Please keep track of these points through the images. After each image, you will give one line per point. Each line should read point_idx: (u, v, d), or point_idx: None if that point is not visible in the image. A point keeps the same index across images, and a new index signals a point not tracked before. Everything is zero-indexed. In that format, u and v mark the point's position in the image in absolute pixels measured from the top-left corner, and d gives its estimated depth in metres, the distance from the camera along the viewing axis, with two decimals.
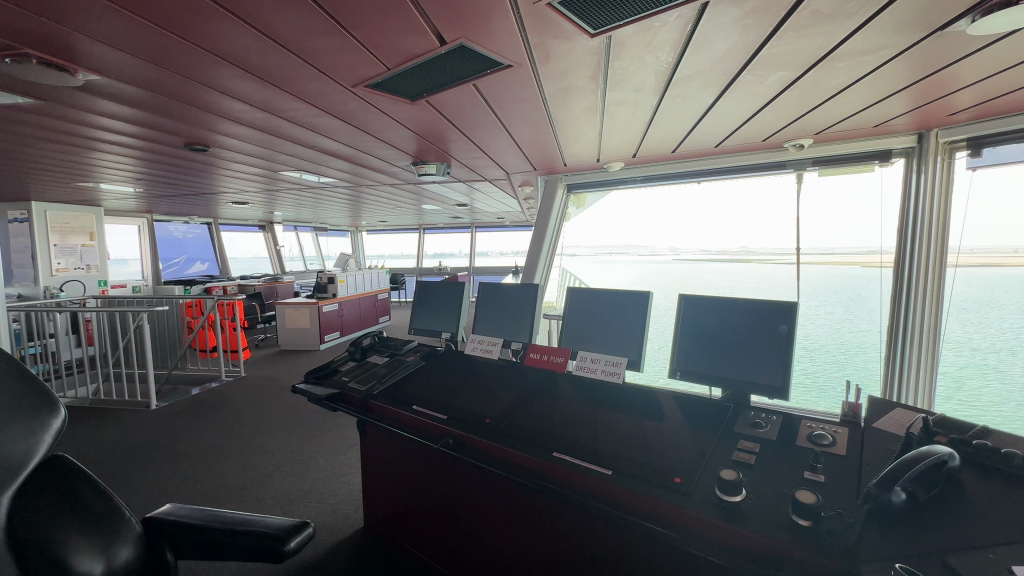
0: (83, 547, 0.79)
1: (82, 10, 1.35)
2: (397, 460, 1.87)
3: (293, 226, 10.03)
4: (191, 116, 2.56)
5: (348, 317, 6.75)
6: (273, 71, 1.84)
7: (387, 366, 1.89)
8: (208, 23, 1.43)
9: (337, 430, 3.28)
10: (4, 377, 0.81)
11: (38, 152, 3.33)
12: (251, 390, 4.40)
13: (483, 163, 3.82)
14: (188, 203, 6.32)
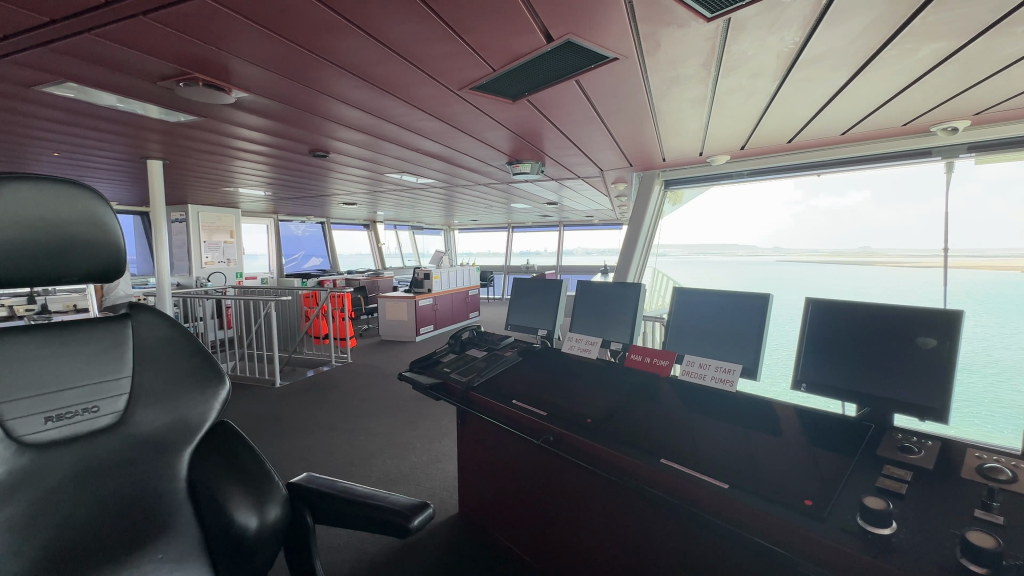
0: (242, 502, 0.85)
1: (235, 34, 1.55)
2: (495, 452, 1.93)
3: (392, 225, 10.77)
4: (317, 126, 2.85)
5: (441, 312, 7.09)
6: (388, 78, 1.97)
7: (485, 359, 1.95)
8: (337, 38, 1.57)
9: (432, 418, 3.46)
10: (183, 348, 0.95)
11: (196, 161, 3.92)
12: (356, 375, 4.80)
13: (576, 160, 3.79)
14: (306, 203, 7.04)
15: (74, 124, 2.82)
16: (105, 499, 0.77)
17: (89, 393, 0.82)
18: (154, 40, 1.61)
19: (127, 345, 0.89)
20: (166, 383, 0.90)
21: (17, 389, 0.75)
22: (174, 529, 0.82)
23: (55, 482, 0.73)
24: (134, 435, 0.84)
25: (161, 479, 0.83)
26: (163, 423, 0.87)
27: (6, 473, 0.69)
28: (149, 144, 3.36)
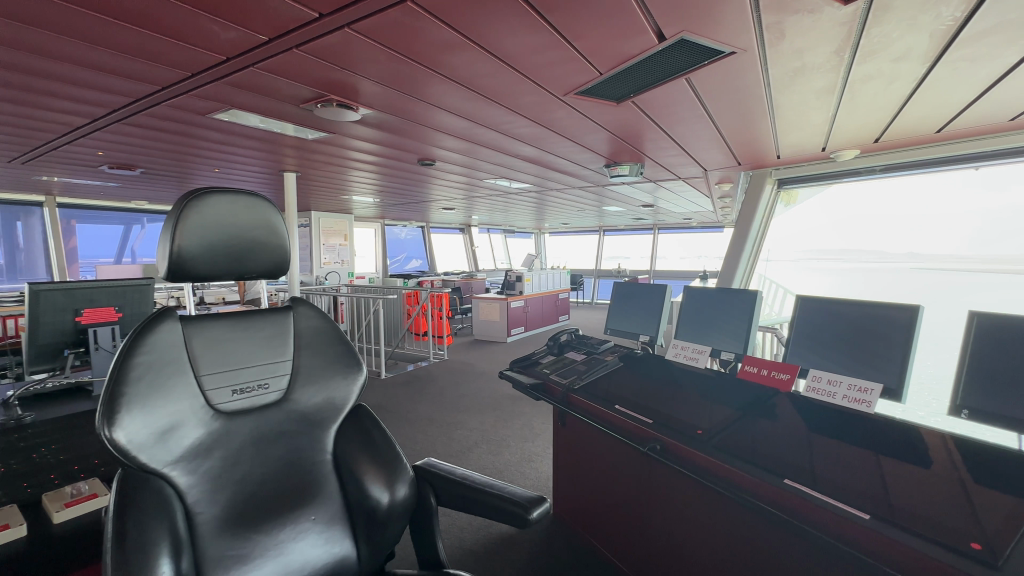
0: (377, 479, 0.93)
1: (367, 58, 1.72)
2: (594, 456, 1.92)
3: (486, 229, 11.18)
4: (426, 136, 3.06)
5: (533, 314, 7.21)
6: (496, 89, 2.05)
7: (586, 363, 1.95)
8: (454, 54, 1.68)
9: (524, 418, 3.53)
10: (330, 337, 1.06)
11: (321, 172, 4.40)
12: (452, 371, 5.04)
13: (678, 161, 3.64)
14: (409, 209, 7.57)
15: (231, 143, 3.32)
16: (272, 464, 0.90)
17: (262, 371, 0.95)
18: (301, 69, 1.85)
19: (288, 331, 1.01)
20: (317, 367, 1.02)
21: (211, 365, 0.89)
22: (323, 496, 0.93)
23: (237, 445, 0.87)
24: (293, 412, 0.96)
25: (313, 452, 0.95)
26: (315, 402, 0.99)
27: (204, 435, 0.83)
28: (285, 158, 3.84)
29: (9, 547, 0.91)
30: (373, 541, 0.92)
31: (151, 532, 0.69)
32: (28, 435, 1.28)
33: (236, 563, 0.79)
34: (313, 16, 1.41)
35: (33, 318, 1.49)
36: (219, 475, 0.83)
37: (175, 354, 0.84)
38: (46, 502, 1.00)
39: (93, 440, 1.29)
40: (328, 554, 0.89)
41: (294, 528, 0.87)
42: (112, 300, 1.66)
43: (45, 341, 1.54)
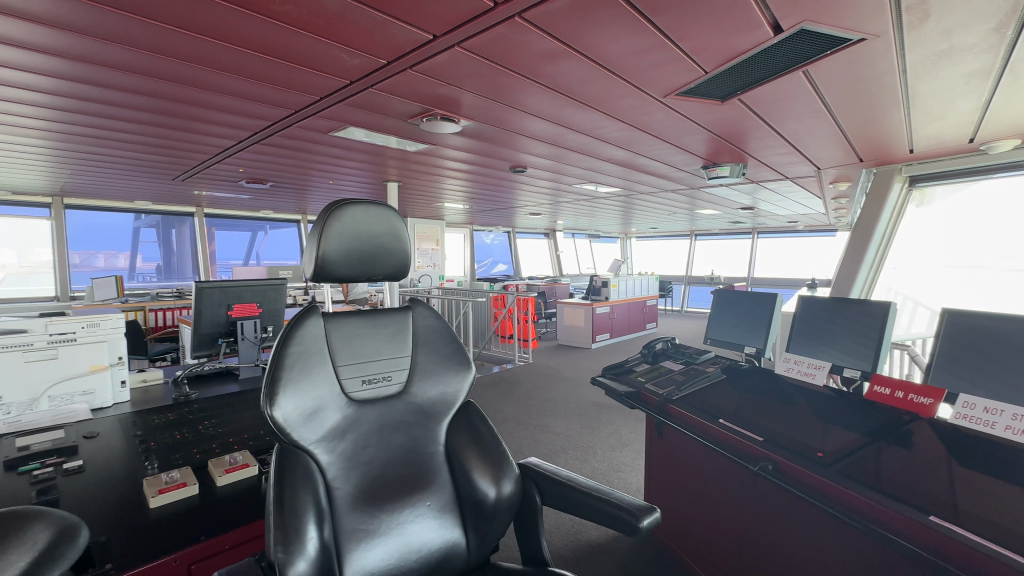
0: (486, 473, 0.98)
1: (471, 72, 1.82)
2: (694, 471, 1.84)
3: (571, 234, 11.16)
4: (519, 144, 3.14)
5: (619, 321, 7.06)
6: (594, 94, 2.06)
7: (684, 373, 1.87)
8: (555, 64, 1.72)
9: (612, 426, 3.47)
10: (444, 336, 1.13)
11: (419, 181, 4.69)
12: (537, 375, 5.09)
13: (786, 160, 3.37)
14: (497, 215, 7.79)
15: (345, 156, 3.66)
16: (394, 451, 0.98)
17: (386, 365, 1.04)
18: (412, 87, 2.00)
19: (409, 329, 1.10)
20: (432, 363, 1.09)
21: (345, 357, 0.99)
22: (437, 484, 1.00)
23: (366, 429, 0.96)
24: (411, 404, 1.04)
25: (428, 442, 1.03)
26: (430, 396, 1.06)
27: (341, 418, 0.94)
28: (388, 169, 4.16)
29: (186, 501, 1.08)
30: (482, 531, 0.97)
31: (301, 501, 0.78)
32: (195, 409, 1.52)
33: (366, 537, 0.88)
34: (428, 38, 1.52)
35: (198, 311, 1.77)
36: (350, 457, 0.92)
37: (318, 346, 0.95)
38: (211, 467, 1.17)
39: (242, 417, 1.49)
40: (441, 538, 0.95)
41: (413, 511, 0.94)
42: (255, 297, 1.91)
43: (205, 330, 1.81)
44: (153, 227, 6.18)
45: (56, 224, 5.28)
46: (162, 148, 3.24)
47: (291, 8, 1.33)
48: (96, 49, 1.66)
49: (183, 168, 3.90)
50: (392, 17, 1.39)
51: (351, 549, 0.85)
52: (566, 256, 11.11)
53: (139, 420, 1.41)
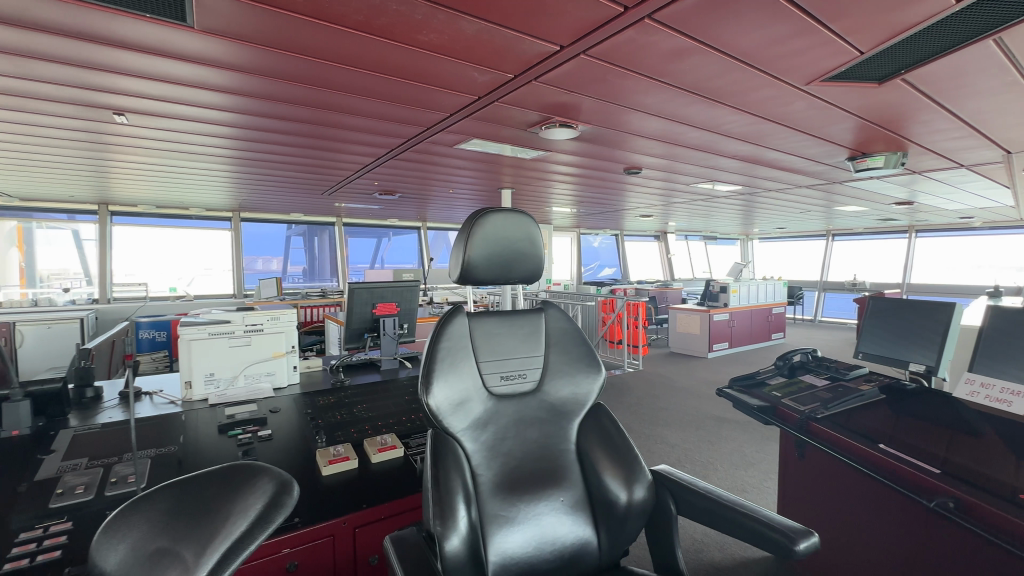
0: (618, 475, 0.98)
1: (594, 78, 1.83)
2: (844, 501, 1.64)
3: (683, 236, 10.57)
4: (635, 145, 3.07)
5: (740, 329, 6.51)
6: (723, 89, 1.95)
7: (830, 390, 1.67)
8: (683, 61, 1.66)
9: (734, 442, 3.22)
10: (574, 339, 1.16)
11: (530, 186, 4.82)
12: (647, 383, 4.90)
13: (962, 145, 2.84)
14: (605, 217, 7.67)
15: (464, 166, 3.91)
16: (529, 445, 1.03)
17: (522, 363, 1.10)
18: (534, 97, 2.07)
19: (542, 330, 1.15)
20: (563, 364, 1.13)
21: (486, 354, 1.07)
22: (569, 481, 1.03)
23: (505, 423, 1.03)
24: (545, 401, 1.08)
25: (561, 440, 1.06)
26: (562, 395, 1.10)
27: (483, 410, 1.01)
28: (502, 176, 4.34)
29: (349, 473, 1.25)
30: (614, 533, 0.98)
31: (452, 482, 0.86)
32: (349, 393, 1.74)
33: (508, 523, 0.94)
34: (555, 50, 1.57)
35: (350, 308, 2.04)
36: (492, 447, 0.99)
37: (464, 343, 1.04)
38: (367, 445, 1.34)
39: (388, 404, 1.67)
40: (574, 535, 0.98)
41: (547, 504, 0.98)
42: (395, 297, 2.13)
43: (355, 324, 2.09)
44: (300, 236, 7.14)
45: (233, 234, 6.41)
46: (318, 166, 3.77)
47: (434, 37, 1.48)
48: (278, 87, 2.01)
49: (330, 183, 4.48)
50: (522, 33, 1.46)
51: (493, 532, 0.92)
52: (679, 259, 10.55)
53: (308, 399, 1.66)
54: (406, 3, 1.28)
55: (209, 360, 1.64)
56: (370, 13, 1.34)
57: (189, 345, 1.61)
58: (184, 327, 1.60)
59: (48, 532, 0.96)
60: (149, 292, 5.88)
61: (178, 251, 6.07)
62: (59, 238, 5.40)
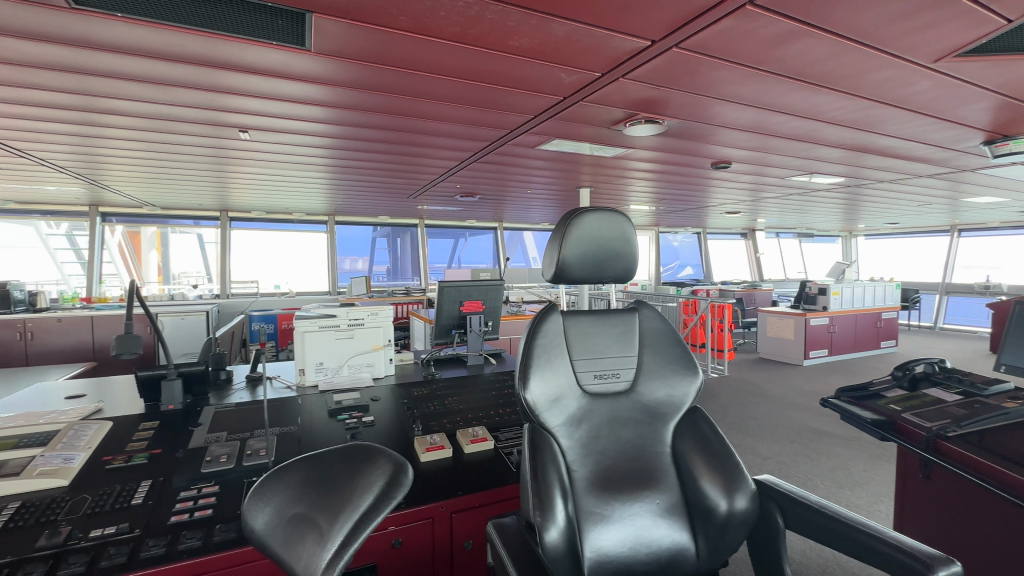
0: (717, 481, 0.94)
1: (686, 71, 1.77)
2: (982, 533, 1.44)
3: (775, 233, 9.80)
4: (725, 138, 2.91)
5: (842, 336, 5.91)
6: (831, 73, 1.79)
7: (964, 406, 1.47)
8: (787, 47, 1.56)
9: (837, 459, 2.94)
10: (668, 340, 1.13)
11: (609, 185, 4.74)
12: (734, 390, 4.62)
13: None
14: (687, 215, 7.33)
15: (542, 166, 3.94)
16: (623, 445, 1.03)
17: (616, 362, 1.10)
18: (620, 94, 2.05)
19: (635, 329, 1.14)
20: (658, 365, 1.11)
21: (580, 352, 1.08)
22: (664, 484, 1.01)
23: (598, 421, 1.03)
24: (639, 402, 1.07)
25: (655, 442, 1.04)
26: (656, 397, 1.08)
27: (578, 408, 1.03)
28: (580, 175, 4.32)
29: (444, 461, 1.32)
30: (711, 541, 0.94)
31: (549, 476, 0.89)
32: (439, 386, 1.83)
33: (603, 521, 0.94)
34: (646, 45, 1.54)
35: (439, 305, 2.15)
36: (586, 444, 1.01)
37: (559, 340, 1.06)
38: (460, 435, 1.40)
39: (475, 398, 1.73)
40: (670, 539, 0.96)
41: (641, 505, 0.97)
42: (480, 295, 2.21)
43: (444, 321, 2.19)
44: (385, 237, 7.59)
45: (328, 236, 6.98)
46: (405, 170, 4.00)
47: (525, 41, 1.52)
48: (377, 99, 2.17)
49: (415, 186, 4.73)
50: (613, 31, 1.45)
51: (589, 528, 0.93)
52: (768, 259, 9.81)
53: (403, 389, 1.77)
54: (500, 11, 1.33)
55: (319, 350, 1.81)
56: (465, 24, 1.41)
57: (303, 336, 1.79)
58: (299, 320, 1.78)
59: (201, 493, 1.13)
60: (259, 288, 6.52)
61: (282, 252, 6.73)
62: (189, 240, 6.24)
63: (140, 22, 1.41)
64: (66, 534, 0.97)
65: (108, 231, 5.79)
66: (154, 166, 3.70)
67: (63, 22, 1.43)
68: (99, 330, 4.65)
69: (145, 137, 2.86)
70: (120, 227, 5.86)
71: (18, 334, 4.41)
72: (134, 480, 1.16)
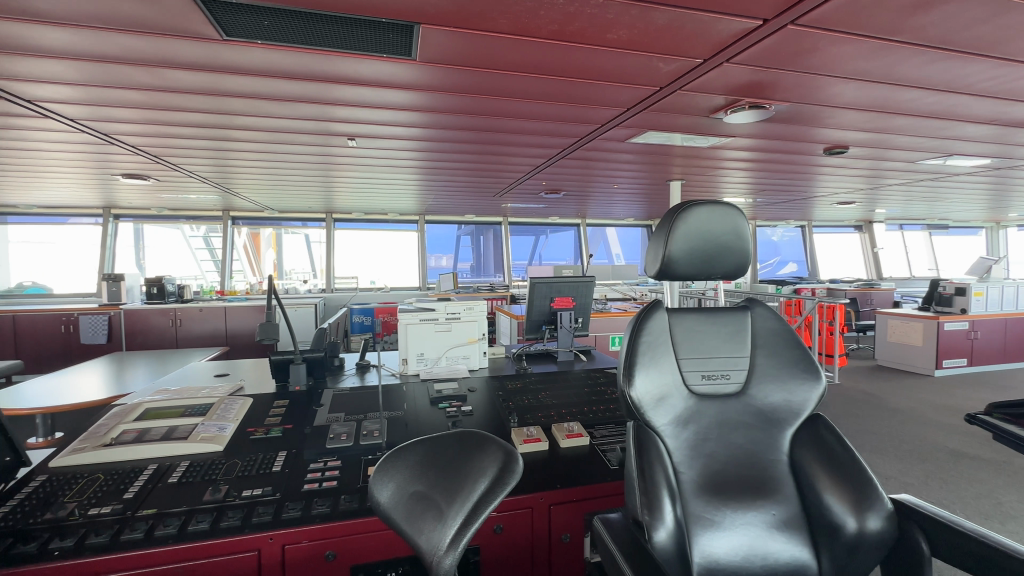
0: (843, 495, 0.86)
1: (802, 50, 1.63)
2: None
3: (897, 225, 8.65)
4: (842, 120, 2.63)
5: (986, 343, 5.07)
6: (984, 38, 1.55)
7: None
8: (928, 13, 1.37)
9: (982, 485, 2.54)
10: (784, 341, 1.06)
11: (702, 177, 4.49)
12: (846, 400, 4.17)
13: None
14: (790, 207, 6.71)
15: (630, 160, 3.83)
16: (734, 450, 0.98)
17: (725, 363, 1.05)
18: (724, 80, 1.93)
19: (747, 329, 1.08)
20: (773, 368, 1.04)
21: (686, 351, 1.05)
22: (781, 494, 0.95)
23: (706, 423, 1.00)
24: (751, 405, 1.02)
25: (770, 450, 0.98)
26: (770, 401, 1.01)
27: (684, 408, 1.00)
28: (671, 168, 4.13)
29: (540, 454, 1.35)
30: (837, 560, 0.86)
31: (656, 475, 0.87)
32: (532, 380, 1.86)
33: (713, 527, 0.90)
34: (756, 25, 1.44)
35: (531, 301, 2.18)
36: (694, 446, 0.97)
37: (664, 337, 1.04)
38: (555, 430, 1.42)
39: (568, 393, 1.74)
40: (788, 553, 0.90)
41: (754, 515, 0.92)
42: (571, 292, 2.21)
43: (535, 317, 2.22)
44: (469, 235, 7.84)
45: (418, 234, 7.38)
46: (493, 169, 4.11)
47: (625, 33, 1.49)
48: (471, 102, 2.25)
49: (501, 185, 4.83)
50: (721, 14, 1.38)
51: (699, 533, 0.90)
52: (889, 254, 8.68)
53: (497, 382, 1.82)
54: (601, 5, 1.32)
55: (421, 342, 1.93)
56: (564, 21, 1.41)
57: (406, 328, 1.92)
58: (403, 313, 1.91)
59: (327, 465, 1.26)
60: (358, 284, 7.06)
61: (378, 250, 7.23)
62: (299, 240, 6.93)
63: (276, 47, 1.60)
64: (225, 491, 1.13)
65: (237, 232, 6.63)
66: (274, 174, 4.16)
67: (216, 52, 1.66)
68: (231, 318, 5.35)
69: (269, 148, 3.23)
70: (245, 228, 6.69)
71: (171, 321, 5.20)
72: (273, 449, 1.33)
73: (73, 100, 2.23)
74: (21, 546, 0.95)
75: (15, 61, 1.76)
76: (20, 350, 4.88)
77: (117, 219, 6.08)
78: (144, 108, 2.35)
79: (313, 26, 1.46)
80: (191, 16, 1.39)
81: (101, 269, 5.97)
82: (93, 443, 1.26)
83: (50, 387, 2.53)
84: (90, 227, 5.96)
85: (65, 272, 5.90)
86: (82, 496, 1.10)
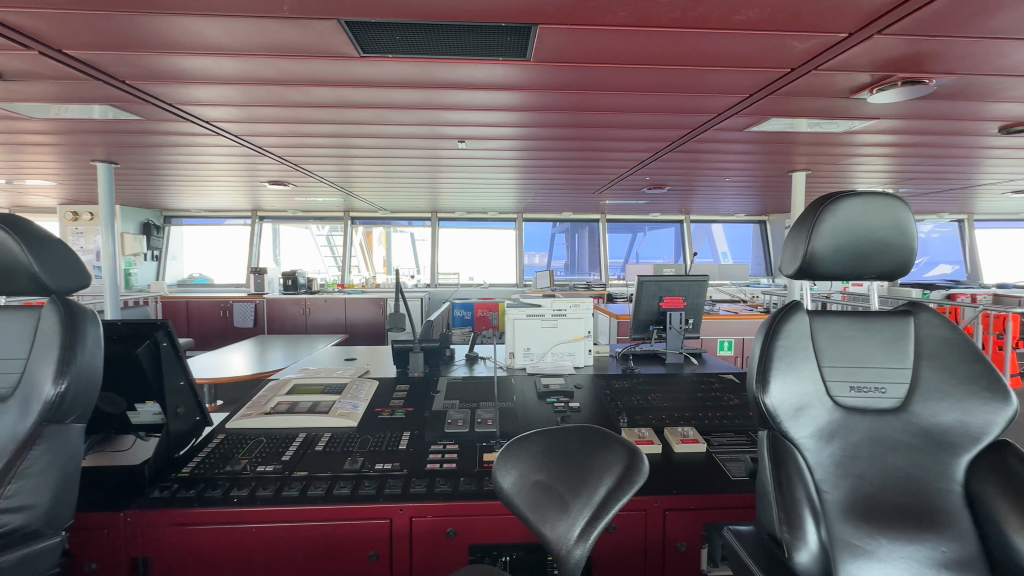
0: None
1: (980, 12, 1.38)
2: None
3: None
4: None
5: None
6: None
7: None
8: None
9: None
10: (960, 352, 0.91)
11: (833, 166, 4.00)
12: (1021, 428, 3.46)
13: None
14: (944, 198, 5.72)
15: (745, 151, 3.54)
16: (891, 473, 0.87)
17: (879, 374, 0.93)
18: (871, 55, 1.70)
19: (909, 337, 0.95)
20: (944, 383, 0.90)
21: (831, 359, 0.95)
22: (953, 529, 0.82)
23: (855, 440, 0.89)
24: (914, 425, 0.89)
25: (938, 477, 0.85)
26: (940, 421, 0.88)
27: (829, 421, 0.90)
28: (794, 158, 3.74)
29: (654, 456, 1.31)
30: None
31: (796, 491, 0.83)
32: (640, 381, 1.81)
33: (865, 556, 0.81)
34: None
35: (638, 300, 2.12)
36: (841, 463, 0.88)
37: (805, 342, 0.95)
38: (669, 434, 1.38)
39: (679, 396, 1.67)
40: None
41: (917, 549, 0.81)
42: (682, 291, 2.12)
43: (642, 316, 2.16)
44: (565, 233, 7.82)
45: (515, 232, 7.53)
46: (594, 166, 4.07)
47: (755, 13, 1.38)
48: (580, 98, 2.24)
49: (601, 181, 4.75)
50: None
51: (849, 561, 0.81)
52: None
53: (604, 380, 1.81)
54: None
55: (527, 337, 1.98)
56: (687, 7, 1.35)
57: (513, 323, 1.98)
58: (510, 308, 1.98)
59: (447, 448, 1.35)
60: (459, 279, 7.40)
61: (477, 247, 7.51)
62: (407, 238, 7.44)
63: (404, 59, 1.74)
64: (361, 463, 1.26)
65: (354, 231, 7.30)
66: (389, 176, 4.51)
67: (352, 68, 1.84)
68: (350, 308, 5.93)
69: (387, 153, 3.51)
70: (361, 228, 7.34)
71: (301, 309, 5.91)
72: (399, 429, 1.45)
73: (236, 119, 2.62)
74: (210, 491, 1.14)
75: (198, 89, 2.11)
76: (190, 330, 5.87)
77: (260, 220, 7.03)
78: (289, 122, 2.68)
79: (439, 37, 1.56)
80: (336, 38, 1.56)
81: (248, 263, 6.96)
82: (257, 411, 1.50)
83: (214, 362, 3.01)
84: (240, 227, 6.96)
85: (222, 265, 6.96)
86: (251, 455, 1.30)
